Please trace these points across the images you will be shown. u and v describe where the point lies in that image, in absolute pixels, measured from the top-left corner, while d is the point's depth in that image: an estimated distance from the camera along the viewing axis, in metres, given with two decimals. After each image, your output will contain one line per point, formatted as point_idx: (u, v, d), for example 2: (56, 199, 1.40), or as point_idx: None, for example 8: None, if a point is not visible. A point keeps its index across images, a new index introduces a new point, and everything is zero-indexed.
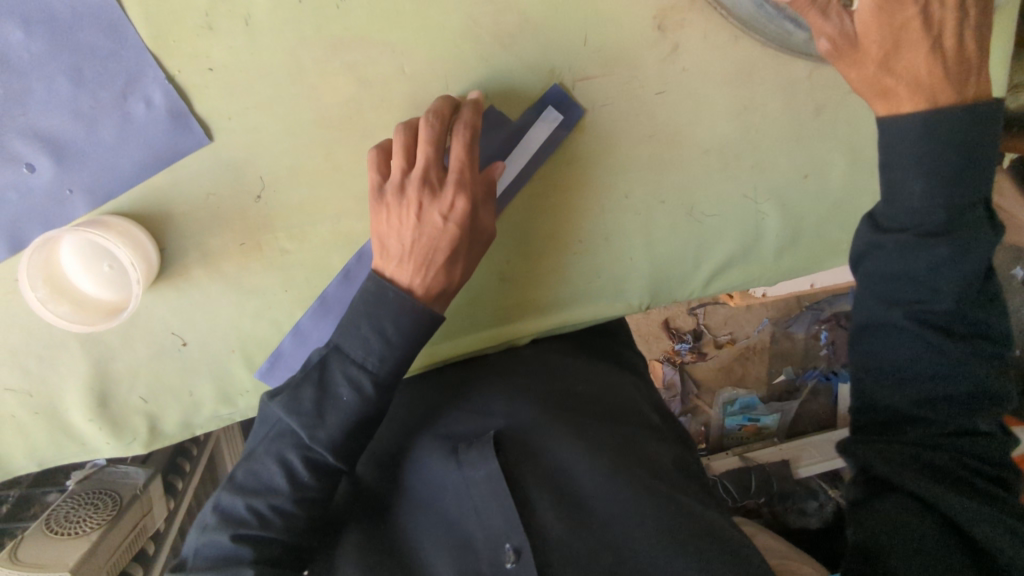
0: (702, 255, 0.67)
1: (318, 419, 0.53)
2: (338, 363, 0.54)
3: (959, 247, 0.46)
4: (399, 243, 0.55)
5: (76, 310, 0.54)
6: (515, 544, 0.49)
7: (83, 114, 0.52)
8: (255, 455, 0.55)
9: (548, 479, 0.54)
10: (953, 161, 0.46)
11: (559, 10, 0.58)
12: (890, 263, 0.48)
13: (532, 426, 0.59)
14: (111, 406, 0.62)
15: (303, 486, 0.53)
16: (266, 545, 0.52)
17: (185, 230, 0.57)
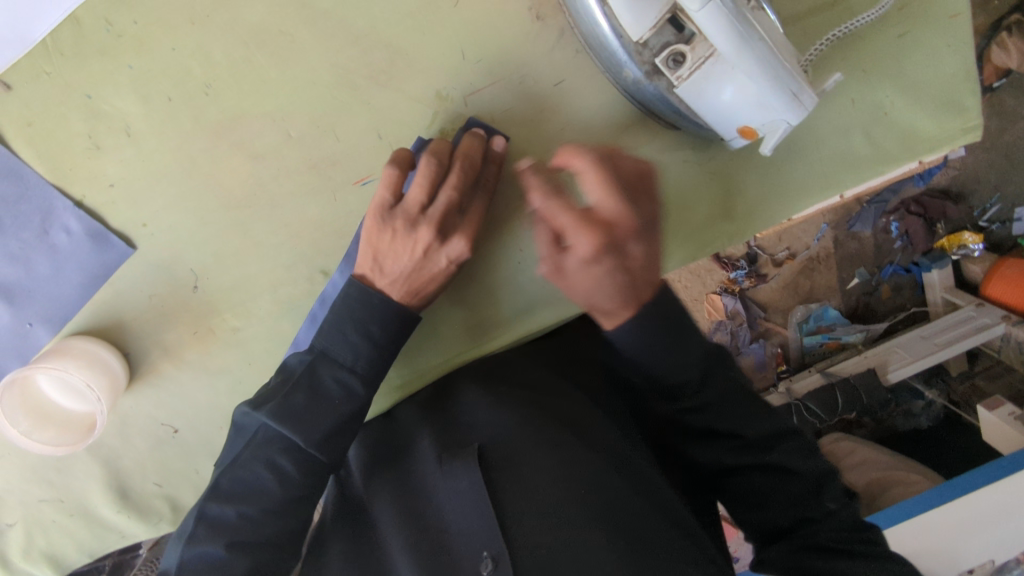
0: (655, 233, 0.64)
1: (311, 422, 0.52)
2: (326, 370, 0.54)
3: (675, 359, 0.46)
4: (394, 271, 0.56)
5: (61, 432, 0.59)
6: (494, 552, 0.46)
7: (17, 257, 0.56)
8: (240, 461, 0.52)
9: (526, 490, 0.49)
10: (667, 328, 0.45)
11: (427, 32, 0.55)
12: (655, 366, 0.46)
13: (512, 433, 0.53)
14: (132, 496, 0.67)
15: (291, 485, 0.52)
16: (256, 551, 0.51)
17: (142, 332, 0.61)
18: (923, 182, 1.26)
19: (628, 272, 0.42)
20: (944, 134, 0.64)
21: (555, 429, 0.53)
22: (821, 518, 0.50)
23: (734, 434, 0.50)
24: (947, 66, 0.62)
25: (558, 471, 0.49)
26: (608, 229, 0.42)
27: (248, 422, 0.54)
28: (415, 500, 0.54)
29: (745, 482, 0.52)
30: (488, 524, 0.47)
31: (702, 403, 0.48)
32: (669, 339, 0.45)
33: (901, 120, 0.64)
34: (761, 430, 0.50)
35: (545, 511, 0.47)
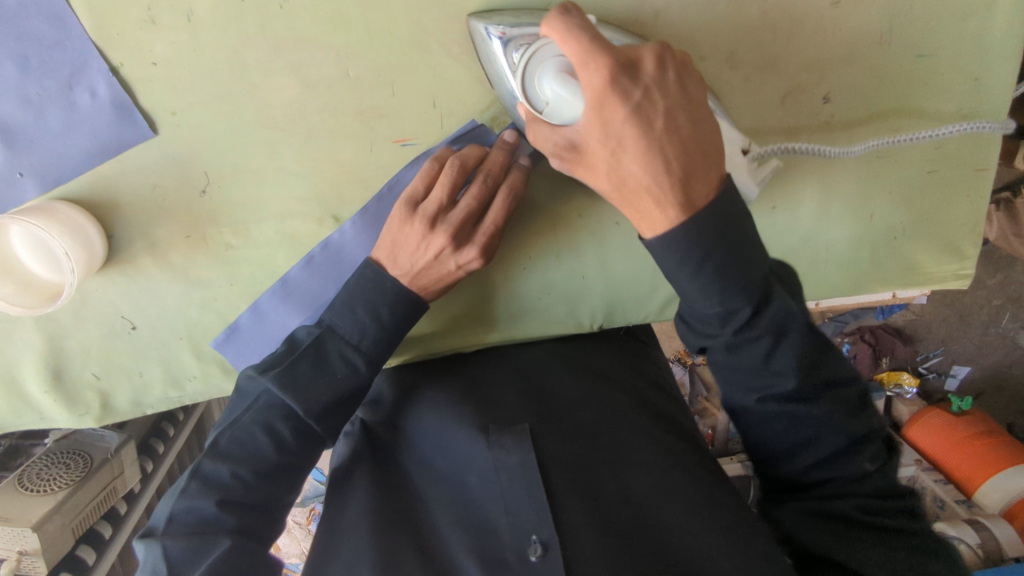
0: (659, 279, 0.66)
1: (312, 392, 0.54)
2: (332, 344, 0.56)
3: (778, 342, 0.44)
4: (407, 262, 0.56)
5: (21, 291, 0.56)
6: (543, 539, 0.50)
7: (31, 102, 0.54)
8: (239, 422, 0.54)
9: (577, 485, 0.54)
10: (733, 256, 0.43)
11: None
12: (728, 363, 0.46)
13: (565, 427, 0.60)
14: (65, 380, 0.64)
15: (286, 449, 0.54)
16: (245, 513, 0.52)
17: (134, 220, 0.59)
18: (883, 316, 1.36)
19: (660, 142, 0.43)
20: (936, 270, 0.69)
21: (601, 435, 0.59)
22: (834, 444, 0.47)
23: (749, 374, 0.46)
24: (962, 211, 0.66)
25: (613, 476, 0.55)
26: (616, 119, 0.43)
27: (251, 387, 0.57)
28: (455, 469, 0.58)
29: (776, 427, 0.48)
30: (539, 511, 0.52)
31: (773, 362, 0.45)
32: (725, 291, 0.43)
33: (905, 249, 0.68)
34: (793, 355, 0.45)
35: (591, 508, 0.52)
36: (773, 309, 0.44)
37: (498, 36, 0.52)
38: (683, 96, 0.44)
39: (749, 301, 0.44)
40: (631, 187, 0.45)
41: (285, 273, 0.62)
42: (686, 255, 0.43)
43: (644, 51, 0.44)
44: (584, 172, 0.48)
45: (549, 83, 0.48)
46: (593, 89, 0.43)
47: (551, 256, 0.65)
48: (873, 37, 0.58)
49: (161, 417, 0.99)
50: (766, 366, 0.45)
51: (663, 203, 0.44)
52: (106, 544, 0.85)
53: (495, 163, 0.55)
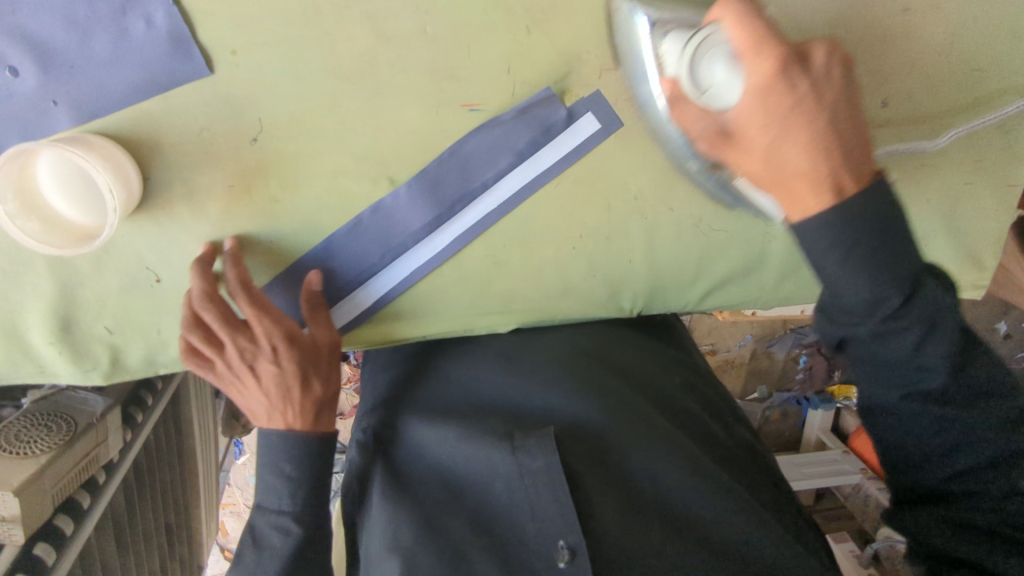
0: (704, 269, 0.66)
1: (276, 490, 0.59)
2: (260, 436, 0.58)
3: (928, 332, 0.42)
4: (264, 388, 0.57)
5: (47, 229, 0.51)
6: (571, 543, 0.53)
7: (77, 24, 0.50)
8: (240, 545, 0.58)
9: (608, 484, 0.58)
10: (874, 243, 0.41)
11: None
12: (875, 351, 0.43)
13: (598, 424, 0.63)
14: (75, 332, 0.59)
15: (271, 549, 0.58)
16: None
17: (175, 163, 0.55)
18: None
19: (819, 137, 0.40)
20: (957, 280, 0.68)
21: (612, 441, 0.61)
22: (981, 453, 0.46)
23: (890, 361, 0.43)
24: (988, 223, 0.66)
25: (645, 479, 0.59)
26: (779, 107, 0.40)
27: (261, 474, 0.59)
28: (469, 471, 0.60)
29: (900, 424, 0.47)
30: (563, 515, 0.55)
31: (922, 357, 0.42)
32: (875, 274, 0.41)
33: (932, 253, 0.66)
34: (941, 345, 0.42)
35: (616, 508, 0.56)
36: (923, 300, 0.41)
37: (646, 18, 0.52)
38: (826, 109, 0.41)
39: (899, 289, 0.41)
40: (782, 172, 0.42)
41: (330, 234, 0.58)
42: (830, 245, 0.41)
43: (813, 49, 0.41)
44: (733, 156, 0.45)
45: (714, 66, 0.45)
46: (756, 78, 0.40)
47: (602, 235, 0.63)
48: (935, 52, 0.61)
49: (140, 385, 0.93)
50: (917, 362, 0.43)
51: (817, 188, 0.41)
52: (84, 514, 0.78)
53: (205, 288, 0.54)
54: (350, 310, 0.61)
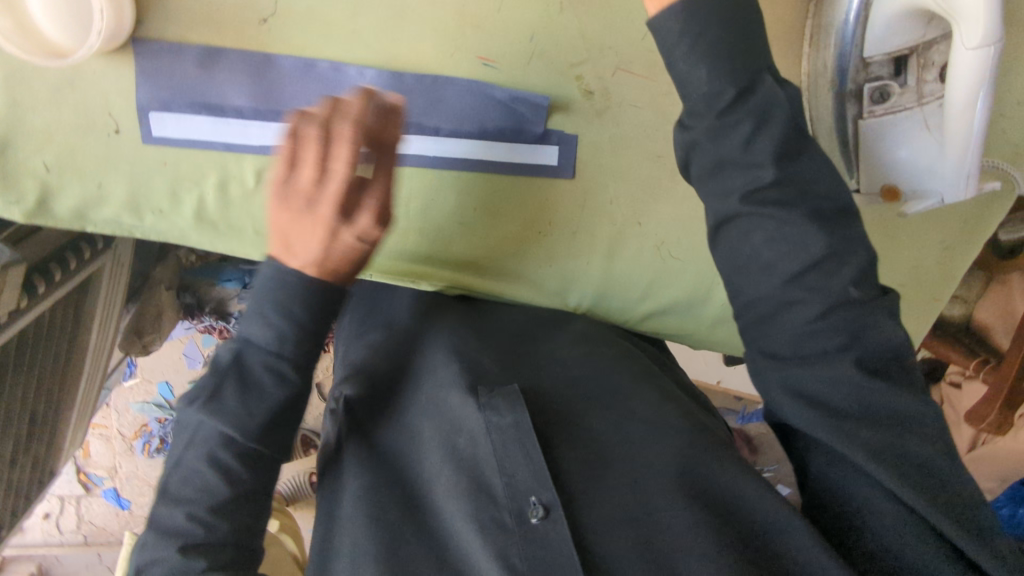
0: (654, 289, 0.68)
1: (246, 412, 0.48)
2: (254, 357, 0.49)
3: (832, 291, 0.44)
4: (314, 249, 0.46)
5: (19, 32, 0.51)
6: (545, 500, 0.44)
7: None
8: (173, 469, 0.49)
9: (573, 442, 0.49)
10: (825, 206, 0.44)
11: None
12: (784, 331, 0.46)
13: (556, 385, 0.54)
14: (7, 157, 0.55)
15: (238, 480, 0.49)
16: (217, 551, 0.48)
17: (175, 18, 0.55)
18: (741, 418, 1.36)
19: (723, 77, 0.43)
20: None
21: (586, 405, 0.52)
22: (910, 451, 0.45)
23: (802, 333, 0.45)
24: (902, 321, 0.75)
25: (612, 434, 0.50)
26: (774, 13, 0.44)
27: (189, 416, 0.49)
28: (437, 423, 0.51)
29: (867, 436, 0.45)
30: (534, 470, 0.45)
31: (829, 314, 0.44)
32: (790, 234, 0.44)
33: None
34: (865, 294, 0.45)
35: (592, 471, 0.47)
36: (840, 243, 0.44)
37: None
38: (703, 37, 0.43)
39: (821, 240, 0.44)
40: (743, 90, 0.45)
41: None
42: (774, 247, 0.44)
43: None
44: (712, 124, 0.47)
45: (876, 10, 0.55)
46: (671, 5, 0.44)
47: (566, 231, 0.64)
48: None
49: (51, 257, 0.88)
50: (816, 327, 0.45)
51: (774, 105, 0.45)
52: None
53: (313, 130, 0.44)
54: None
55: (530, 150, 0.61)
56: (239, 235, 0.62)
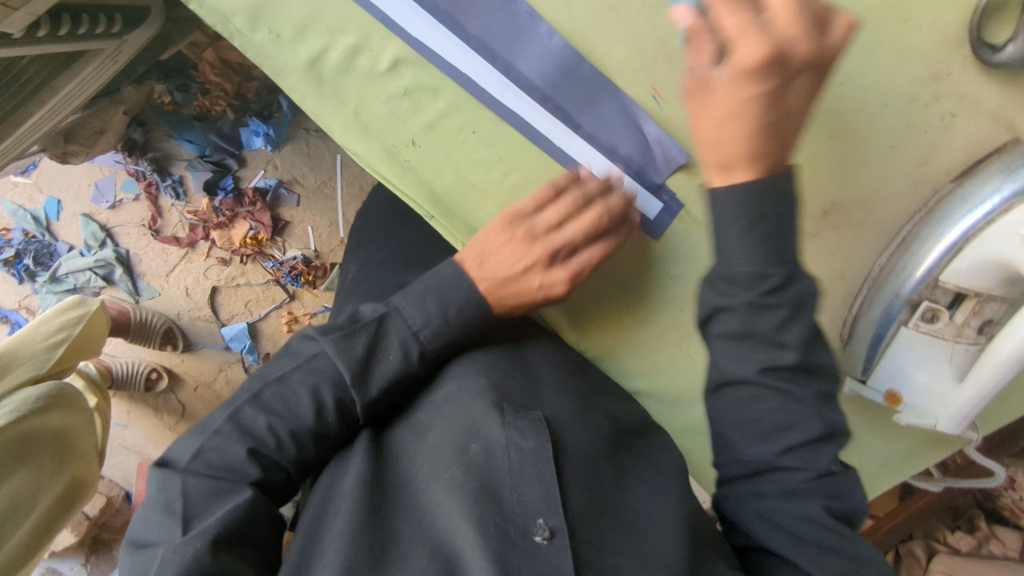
0: (652, 371, 0.71)
1: (363, 364, 0.57)
2: (394, 325, 0.58)
3: (818, 446, 0.53)
4: (490, 268, 0.60)
5: None
6: (551, 524, 0.50)
7: None
8: (286, 380, 0.56)
9: (583, 468, 0.56)
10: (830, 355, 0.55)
11: (805, 117, 0.60)
12: (783, 477, 0.54)
13: (570, 419, 0.61)
14: None
15: (324, 421, 0.57)
16: (273, 468, 0.56)
17: None
18: None
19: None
20: None
21: (580, 442, 0.59)
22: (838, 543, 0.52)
23: (775, 435, 0.54)
24: None
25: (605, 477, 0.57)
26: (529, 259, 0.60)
27: (304, 348, 0.58)
28: (459, 417, 0.57)
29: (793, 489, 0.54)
30: (546, 498, 0.52)
31: (792, 450, 0.54)
32: (790, 402, 0.53)
33: None
34: (819, 463, 0.53)
35: (587, 497, 0.54)
36: (811, 420, 0.53)
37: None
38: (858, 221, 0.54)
39: (814, 423, 0.53)
40: (533, 272, 0.61)
41: (461, 61, 0.56)
42: (773, 407, 0.53)
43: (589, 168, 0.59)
44: (515, 252, 0.60)
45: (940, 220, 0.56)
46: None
47: (618, 282, 0.68)
48: None
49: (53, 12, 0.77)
50: (783, 451, 0.54)
51: (543, 279, 0.61)
52: None
53: (562, 183, 0.59)
54: (401, 141, 0.59)
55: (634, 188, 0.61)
56: (336, 104, 0.58)
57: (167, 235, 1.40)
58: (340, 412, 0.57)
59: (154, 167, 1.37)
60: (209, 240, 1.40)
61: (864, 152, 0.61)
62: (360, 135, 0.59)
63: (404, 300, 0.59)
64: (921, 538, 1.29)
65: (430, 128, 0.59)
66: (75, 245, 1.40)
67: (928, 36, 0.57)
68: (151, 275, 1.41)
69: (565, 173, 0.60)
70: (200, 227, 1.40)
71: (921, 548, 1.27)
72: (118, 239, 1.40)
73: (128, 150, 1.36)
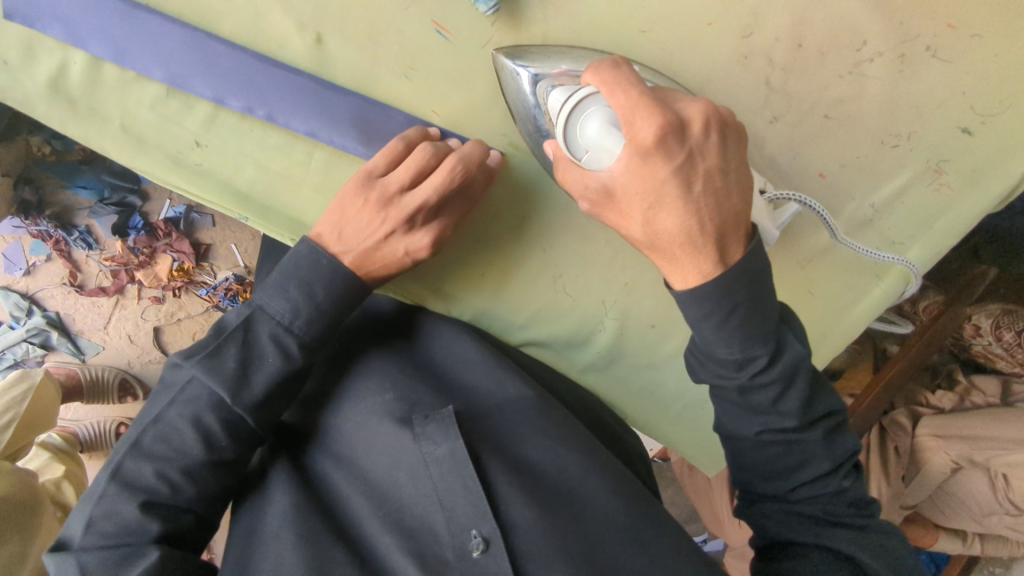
0: (537, 320, 0.67)
1: (241, 379, 0.51)
2: (262, 325, 0.52)
3: (787, 381, 0.47)
4: (350, 238, 0.53)
5: None
6: (483, 533, 0.51)
7: None
8: (165, 419, 0.52)
9: (512, 465, 0.56)
10: (766, 330, 0.46)
11: (610, 15, 0.54)
12: (732, 401, 0.49)
13: (488, 410, 0.60)
14: None
15: (217, 448, 0.52)
16: (173, 515, 0.51)
17: None
18: None
19: (695, 207, 0.45)
20: (708, 458, 0.75)
21: (508, 428, 0.59)
22: (808, 454, 0.50)
23: (750, 407, 0.49)
24: None
25: (538, 454, 0.57)
26: (372, 264, 0.55)
27: (176, 378, 0.54)
28: (372, 444, 0.57)
29: (825, 409, 0.50)
30: (473, 504, 0.52)
31: (781, 405, 0.48)
32: (745, 337, 0.46)
33: (709, 424, 0.73)
34: (788, 382, 0.47)
35: (526, 494, 0.54)
36: (785, 356, 0.47)
37: (526, 70, 0.52)
38: (724, 158, 0.46)
39: (766, 348, 0.46)
40: (368, 269, 0.55)
41: (210, 42, 0.50)
42: (733, 343, 0.46)
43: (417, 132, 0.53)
44: (370, 255, 0.54)
45: (589, 125, 0.47)
46: (640, 123, 0.44)
47: (474, 236, 0.64)
48: (799, 258, 0.67)
49: None
50: (774, 406, 0.48)
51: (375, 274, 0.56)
52: None
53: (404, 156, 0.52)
54: (184, 145, 0.54)
55: (458, 133, 0.55)
56: (100, 123, 0.53)
57: (92, 287, 1.11)
58: (231, 431, 0.52)
59: (56, 223, 1.05)
60: (137, 282, 1.12)
61: (682, 37, 0.55)
62: (138, 150, 0.54)
63: (264, 294, 0.53)
64: (902, 405, 1.24)
65: (209, 124, 0.54)
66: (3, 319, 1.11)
67: None
68: (90, 330, 1.15)
69: (413, 130, 0.53)
70: (124, 271, 1.11)
71: (905, 415, 1.20)
72: (44, 304, 1.11)
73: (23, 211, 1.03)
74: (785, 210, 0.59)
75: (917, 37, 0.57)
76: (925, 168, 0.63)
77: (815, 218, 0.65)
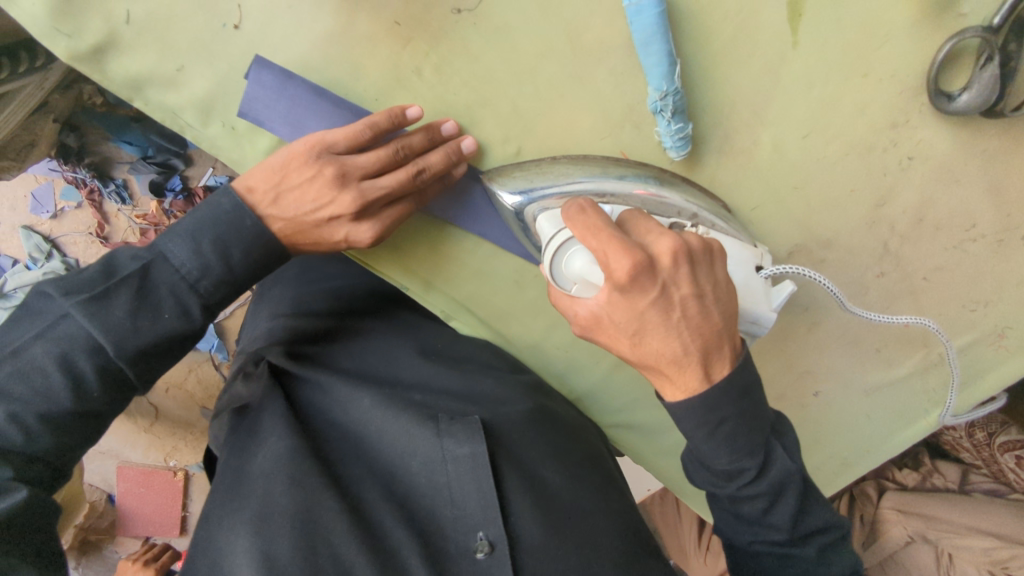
0: (629, 406, 0.74)
1: (130, 331, 0.50)
2: (162, 275, 0.51)
3: (775, 496, 0.52)
4: (294, 209, 0.55)
5: None
6: (490, 537, 0.53)
7: None
8: (22, 352, 0.48)
9: (524, 479, 0.58)
10: (760, 445, 0.51)
11: (773, 172, 0.61)
12: (727, 510, 0.55)
13: (518, 428, 0.61)
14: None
15: (86, 394, 0.50)
16: (25, 463, 0.49)
17: None
18: None
19: (677, 331, 0.47)
20: None
21: (519, 441, 0.60)
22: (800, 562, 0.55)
23: (745, 517, 0.54)
24: None
25: (551, 475, 0.60)
26: (283, 203, 0.55)
27: (48, 308, 0.50)
28: (392, 428, 0.58)
29: (815, 524, 0.55)
30: (484, 509, 0.54)
31: (770, 516, 0.53)
32: (738, 453, 0.50)
33: None
34: (778, 496, 0.52)
35: (534, 513, 0.56)
36: (773, 471, 0.51)
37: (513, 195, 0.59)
38: (698, 283, 0.47)
39: (755, 462, 0.50)
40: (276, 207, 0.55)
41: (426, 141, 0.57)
42: (738, 466, 0.50)
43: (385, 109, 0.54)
44: (279, 199, 0.55)
45: (575, 258, 0.50)
46: (614, 258, 0.45)
47: None
48: (864, 386, 0.75)
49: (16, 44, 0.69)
50: (768, 517, 0.53)
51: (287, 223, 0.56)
52: None
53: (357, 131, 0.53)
54: None
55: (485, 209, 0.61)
56: None
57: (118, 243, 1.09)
58: (104, 380, 0.51)
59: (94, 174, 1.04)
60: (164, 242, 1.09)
61: (825, 197, 0.62)
62: None
63: (169, 240, 0.52)
64: (870, 476, 1.30)
65: None
66: (20, 259, 1.07)
67: (889, 88, 0.58)
68: None
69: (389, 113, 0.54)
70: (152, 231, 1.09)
71: (871, 484, 1.27)
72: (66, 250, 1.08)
73: (62, 157, 1.01)
74: (782, 289, 0.56)
75: (1018, 228, 0.65)
76: (991, 330, 0.71)
77: (890, 356, 0.74)
